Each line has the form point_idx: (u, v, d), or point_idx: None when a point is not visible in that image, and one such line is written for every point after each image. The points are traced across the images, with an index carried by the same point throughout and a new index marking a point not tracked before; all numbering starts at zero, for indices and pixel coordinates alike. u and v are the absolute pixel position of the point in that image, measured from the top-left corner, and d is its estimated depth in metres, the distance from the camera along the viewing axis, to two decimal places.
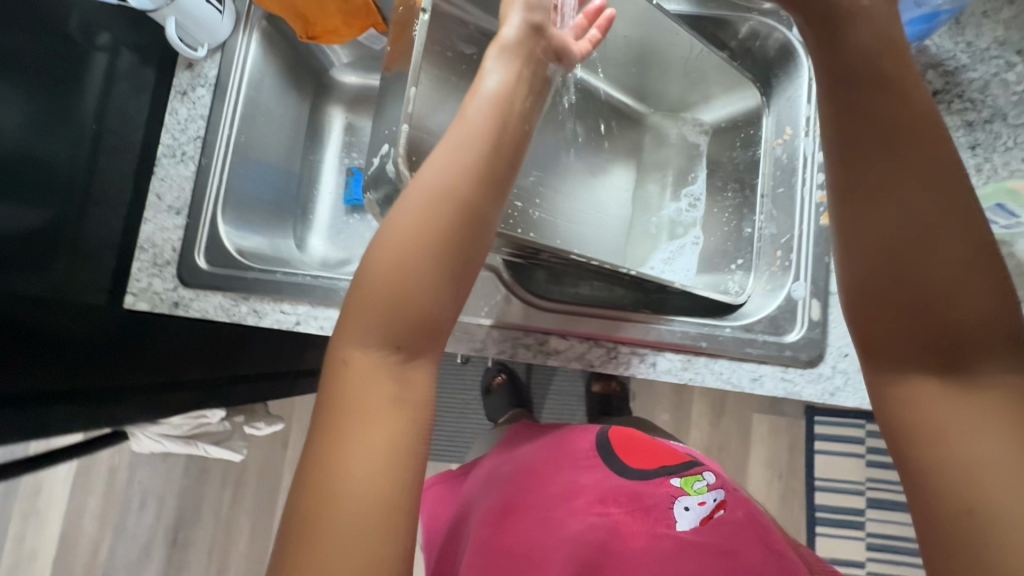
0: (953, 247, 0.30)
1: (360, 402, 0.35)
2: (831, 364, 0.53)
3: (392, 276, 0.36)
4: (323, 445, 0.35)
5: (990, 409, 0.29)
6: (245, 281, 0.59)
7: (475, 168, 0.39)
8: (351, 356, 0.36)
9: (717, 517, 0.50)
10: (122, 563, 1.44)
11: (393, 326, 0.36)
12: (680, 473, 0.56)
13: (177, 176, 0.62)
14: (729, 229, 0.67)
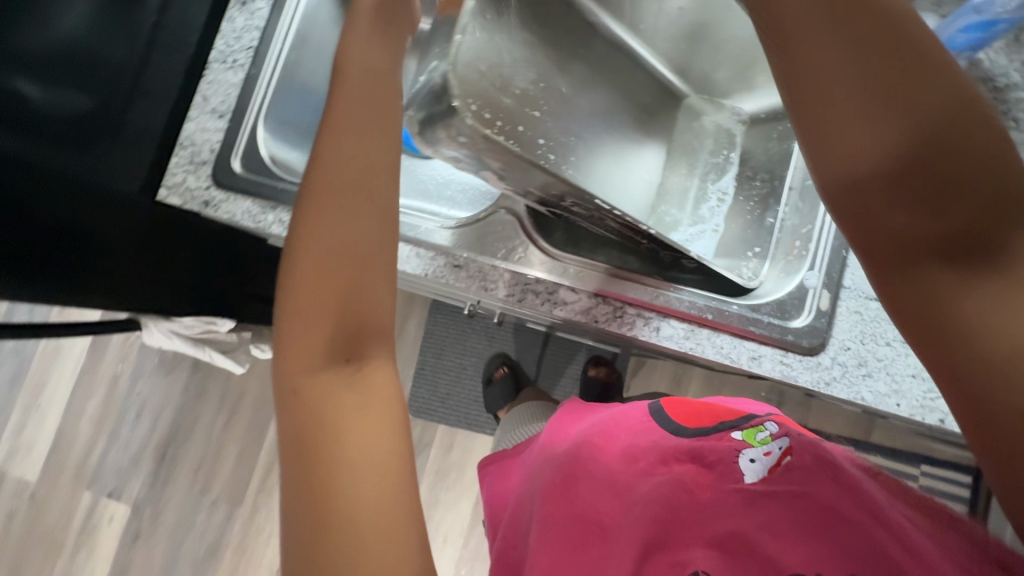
0: (927, 123, 0.32)
1: (327, 408, 0.39)
2: (831, 355, 0.54)
3: (315, 295, 0.41)
4: (308, 450, 0.38)
5: (999, 280, 0.31)
6: (275, 189, 0.62)
7: (362, 173, 0.43)
8: (302, 386, 0.40)
9: (785, 464, 0.47)
10: (111, 469, 1.48)
11: (331, 327, 0.41)
12: (741, 426, 0.54)
13: (225, 81, 0.64)
14: (752, 217, 0.68)
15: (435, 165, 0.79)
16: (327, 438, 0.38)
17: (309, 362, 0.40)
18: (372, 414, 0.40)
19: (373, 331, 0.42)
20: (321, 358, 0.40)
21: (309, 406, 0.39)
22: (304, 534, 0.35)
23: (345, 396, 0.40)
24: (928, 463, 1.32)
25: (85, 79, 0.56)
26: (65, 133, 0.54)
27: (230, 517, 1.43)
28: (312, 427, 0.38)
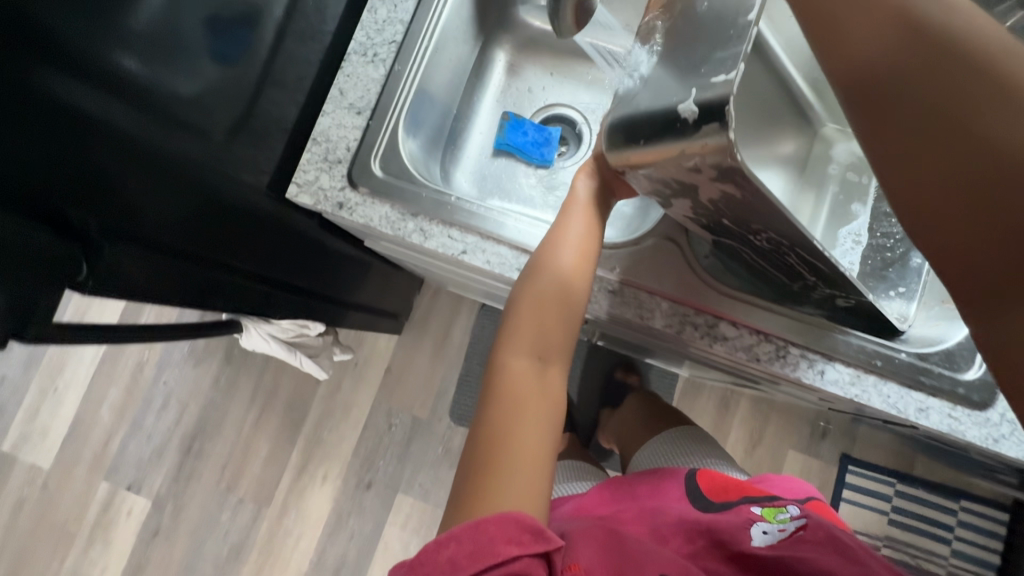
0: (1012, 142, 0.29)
1: (522, 391, 0.49)
2: (1000, 412, 0.52)
3: (534, 315, 0.51)
4: (498, 416, 0.47)
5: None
6: (418, 196, 0.58)
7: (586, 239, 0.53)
8: (504, 364, 0.50)
9: (797, 536, 0.53)
10: (131, 460, 1.41)
11: (534, 337, 0.51)
12: (762, 504, 0.60)
13: (365, 76, 0.60)
14: (892, 256, 0.65)
15: (546, 177, 0.75)
16: (517, 408, 0.48)
17: (513, 349, 0.51)
18: (547, 413, 0.49)
19: (562, 348, 0.52)
20: (520, 351, 0.50)
21: (506, 381, 0.49)
22: (479, 475, 0.44)
23: (531, 382, 0.49)
24: (966, 499, 1.31)
25: (210, 54, 0.51)
26: (181, 115, 0.50)
27: (256, 518, 1.37)
28: (506, 394, 0.49)
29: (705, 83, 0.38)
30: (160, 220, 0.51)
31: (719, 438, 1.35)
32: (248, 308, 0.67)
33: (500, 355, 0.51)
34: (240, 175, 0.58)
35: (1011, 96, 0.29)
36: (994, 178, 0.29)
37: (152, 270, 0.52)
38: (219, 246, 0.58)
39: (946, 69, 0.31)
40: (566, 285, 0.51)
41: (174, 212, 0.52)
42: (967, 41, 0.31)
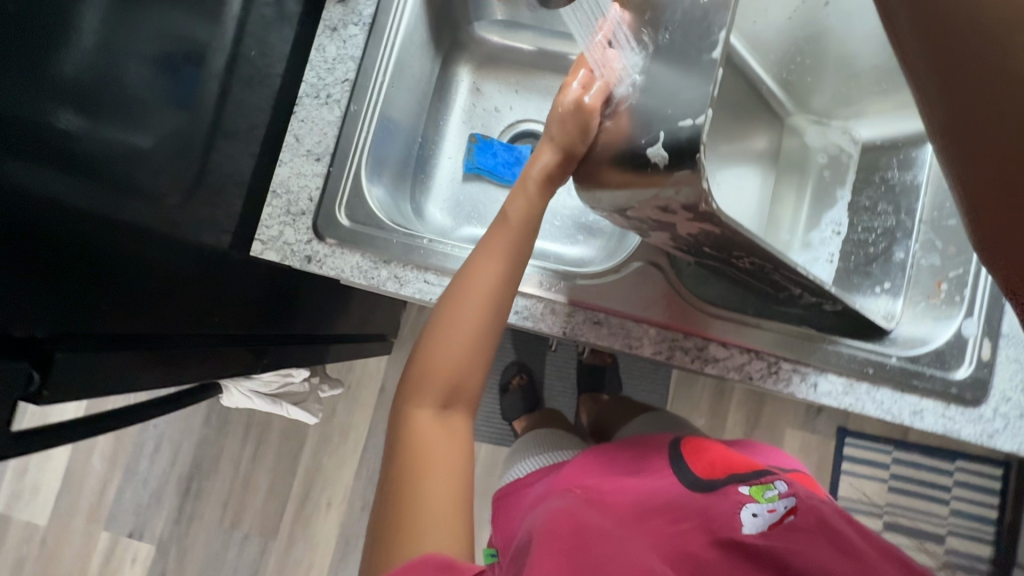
0: None
1: (424, 443, 0.47)
2: (992, 406, 0.52)
3: (438, 365, 0.49)
4: (399, 474, 0.45)
5: None
6: (389, 243, 0.55)
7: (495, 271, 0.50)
8: (406, 415, 0.49)
9: (787, 522, 0.48)
10: (129, 507, 1.38)
11: (439, 386, 0.49)
12: (750, 480, 0.54)
13: (320, 120, 0.57)
14: (875, 251, 0.63)
15: None
16: (417, 460, 0.46)
17: (420, 400, 0.49)
18: (453, 459, 0.47)
19: (466, 393, 0.50)
20: (424, 402, 0.49)
21: (410, 435, 0.47)
22: (375, 542, 0.43)
23: (436, 434, 0.48)
24: (961, 459, 1.34)
25: (152, 113, 0.48)
26: (130, 182, 0.48)
27: (264, 551, 1.36)
28: (407, 449, 0.47)
29: (672, 127, 0.38)
30: (115, 303, 0.48)
31: (718, 423, 1.36)
32: (225, 372, 0.63)
33: (403, 405, 0.49)
34: (200, 237, 0.56)
35: None
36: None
37: (118, 360, 0.48)
38: (183, 316, 0.55)
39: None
40: (473, 326, 0.49)
41: (129, 291, 0.49)
42: None
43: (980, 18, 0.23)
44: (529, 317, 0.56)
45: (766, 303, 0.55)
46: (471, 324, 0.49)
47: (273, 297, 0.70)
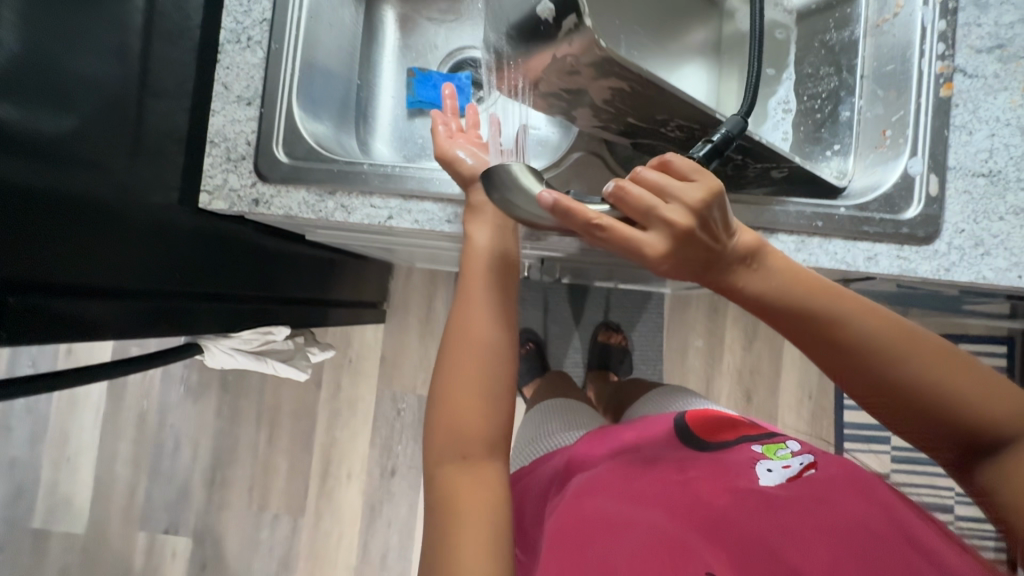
0: (846, 312, 0.45)
1: (454, 497, 0.47)
2: (947, 241, 0.52)
3: (449, 417, 0.50)
4: (436, 538, 0.45)
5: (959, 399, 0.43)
6: (330, 173, 0.56)
7: (491, 311, 0.53)
8: (433, 475, 0.49)
9: (807, 474, 0.53)
10: (160, 504, 1.43)
11: (457, 441, 0.49)
12: (763, 442, 0.60)
13: (244, 64, 0.57)
14: (822, 116, 0.64)
15: None
16: (451, 504, 0.47)
17: (439, 458, 0.50)
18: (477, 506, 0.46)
19: (482, 435, 0.50)
20: (444, 456, 0.49)
21: (442, 494, 0.48)
22: None
23: (466, 484, 0.48)
24: (963, 342, 1.34)
25: (76, 83, 0.50)
26: (67, 152, 0.49)
27: (295, 528, 1.41)
28: (442, 507, 0.47)
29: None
30: (69, 259, 0.49)
31: (715, 342, 1.38)
32: (200, 328, 0.66)
33: (429, 469, 0.50)
34: (150, 198, 0.57)
35: (825, 291, 0.45)
36: (873, 347, 0.44)
37: (73, 312, 0.50)
38: (144, 274, 0.57)
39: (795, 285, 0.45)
40: (478, 366, 0.51)
41: (93, 249, 0.51)
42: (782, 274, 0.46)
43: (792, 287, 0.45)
44: None
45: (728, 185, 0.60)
46: (475, 364, 0.51)
47: (240, 261, 0.71)
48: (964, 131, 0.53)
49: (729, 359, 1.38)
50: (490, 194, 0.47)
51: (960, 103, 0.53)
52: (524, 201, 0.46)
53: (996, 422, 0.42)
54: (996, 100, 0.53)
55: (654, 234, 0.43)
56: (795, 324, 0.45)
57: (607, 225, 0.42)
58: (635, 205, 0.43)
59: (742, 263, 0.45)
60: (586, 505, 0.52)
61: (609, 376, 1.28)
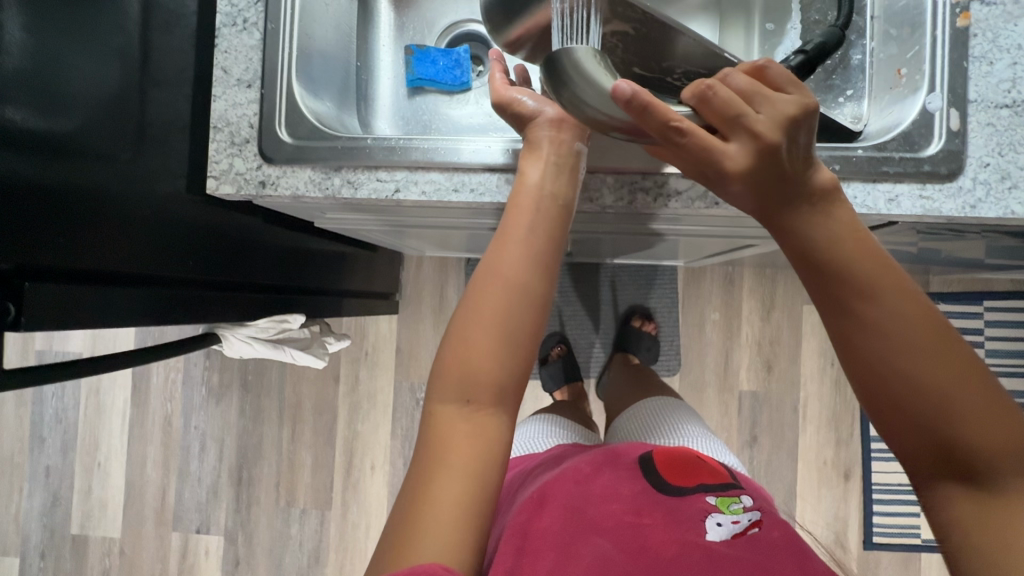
0: (890, 300, 0.45)
1: (449, 440, 0.49)
2: (971, 176, 0.51)
3: (457, 357, 0.50)
4: (423, 474, 0.49)
5: (969, 415, 0.43)
6: (334, 150, 0.56)
7: (530, 255, 0.51)
8: (434, 407, 0.51)
9: (751, 533, 0.58)
10: (191, 504, 1.46)
11: (460, 384, 0.50)
12: (718, 492, 0.65)
13: (242, 47, 0.57)
14: (832, 62, 0.61)
15: (469, 99, 0.73)
16: (440, 455, 0.49)
17: (442, 394, 0.51)
18: (472, 465, 0.49)
19: (486, 387, 0.50)
20: (446, 398, 0.50)
21: (439, 430, 0.50)
22: (399, 529, 0.47)
23: (463, 430, 0.49)
24: (990, 298, 1.30)
25: (74, 77, 0.50)
26: (74, 146, 0.50)
27: (323, 521, 1.42)
28: (435, 442, 0.50)
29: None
30: (79, 246, 0.50)
31: (732, 314, 1.36)
32: (212, 317, 0.67)
33: (429, 400, 0.52)
34: (159, 185, 0.57)
35: (879, 265, 0.45)
36: (903, 335, 0.44)
37: (93, 299, 0.51)
38: (155, 260, 0.57)
39: (841, 259, 0.45)
40: (498, 311, 0.50)
41: (101, 238, 0.52)
42: (834, 246, 0.45)
43: (837, 260, 0.45)
44: (486, 192, 0.56)
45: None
46: (493, 301, 0.50)
47: (247, 247, 0.71)
48: (984, 62, 0.51)
49: (747, 330, 1.36)
50: (558, 91, 0.46)
51: (978, 33, 0.51)
52: (594, 97, 0.44)
53: (989, 452, 0.43)
54: (1017, 27, 0.51)
55: (734, 146, 0.43)
56: (828, 289, 0.46)
57: (688, 130, 0.42)
58: (723, 111, 0.43)
59: (811, 208, 0.45)
60: (541, 523, 0.58)
61: (630, 359, 1.27)
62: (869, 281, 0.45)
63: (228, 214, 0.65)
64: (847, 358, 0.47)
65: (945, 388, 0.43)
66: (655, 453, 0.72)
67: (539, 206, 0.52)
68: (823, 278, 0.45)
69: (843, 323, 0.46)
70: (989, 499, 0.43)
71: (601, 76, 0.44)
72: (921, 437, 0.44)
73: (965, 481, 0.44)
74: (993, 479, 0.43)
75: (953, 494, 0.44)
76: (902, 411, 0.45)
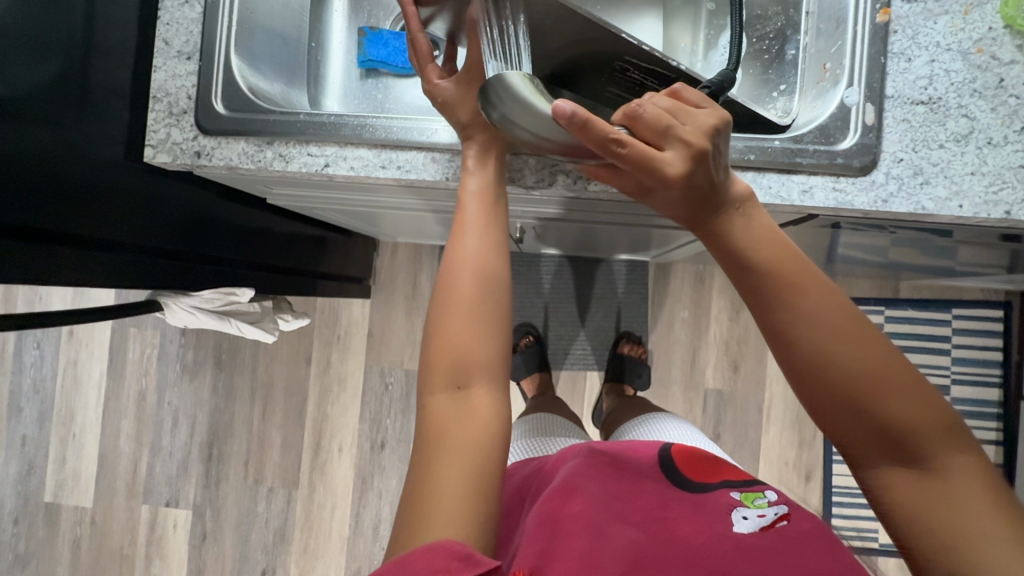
0: (809, 292, 0.43)
1: (445, 426, 0.48)
2: (885, 171, 0.51)
3: (446, 350, 0.50)
4: (424, 461, 0.47)
5: (900, 404, 0.41)
6: (266, 123, 0.57)
7: (487, 244, 0.52)
8: (425, 402, 0.50)
9: (779, 525, 0.55)
10: (162, 478, 1.48)
11: (448, 370, 0.50)
12: (742, 489, 0.63)
13: (183, 19, 0.59)
14: (770, 57, 0.64)
15: (422, 84, 0.74)
16: (438, 441, 0.48)
17: (433, 388, 0.50)
18: (470, 445, 0.47)
19: (478, 367, 0.50)
20: (437, 386, 0.50)
21: (431, 421, 0.49)
22: (401, 531, 0.44)
23: (456, 415, 0.49)
24: (958, 306, 1.30)
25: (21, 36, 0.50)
26: (21, 109, 0.50)
27: (289, 500, 1.44)
28: (431, 435, 0.49)
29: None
30: (23, 203, 0.50)
31: (701, 312, 1.36)
32: (160, 285, 0.68)
33: (421, 395, 0.51)
34: (101, 151, 0.57)
35: (796, 257, 0.44)
36: (829, 327, 0.42)
37: (40, 257, 0.52)
38: (101, 225, 0.58)
39: (763, 251, 0.44)
40: (473, 300, 0.50)
41: (46, 199, 0.52)
42: (753, 241, 0.44)
43: (757, 254, 0.44)
44: (413, 170, 0.57)
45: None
46: (467, 289, 0.51)
47: (199, 220, 0.71)
48: (902, 58, 0.52)
49: (715, 329, 1.36)
50: (490, 112, 0.44)
51: (897, 29, 0.52)
52: (522, 117, 0.43)
53: (921, 426, 0.41)
54: (936, 25, 0.52)
55: (672, 155, 0.41)
56: (754, 279, 0.44)
57: (625, 142, 0.40)
58: (652, 125, 0.41)
59: (739, 209, 0.45)
60: (567, 514, 0.55)
61: (624, 391, 1.26)
62: (788, 272, 0.43)
63: (175, 186, 0.66)
64: (778, 351, 0.44)
65: (874, 371, 0.42)
66: (671, 456, 0.70)
67: (486, 203, 0.53)
68: (749, 274, 0.44)
69: (770, 322, 0.44)
70: (928, 477, 0.41)
71: (528, 92, 0.43)
72: (853, 424, 0.42)
73: (912, 470, 0.41)
74: (936, 464, 0.41)
75: (892, 475, 0.42)
76: (835, 405, 0.42)
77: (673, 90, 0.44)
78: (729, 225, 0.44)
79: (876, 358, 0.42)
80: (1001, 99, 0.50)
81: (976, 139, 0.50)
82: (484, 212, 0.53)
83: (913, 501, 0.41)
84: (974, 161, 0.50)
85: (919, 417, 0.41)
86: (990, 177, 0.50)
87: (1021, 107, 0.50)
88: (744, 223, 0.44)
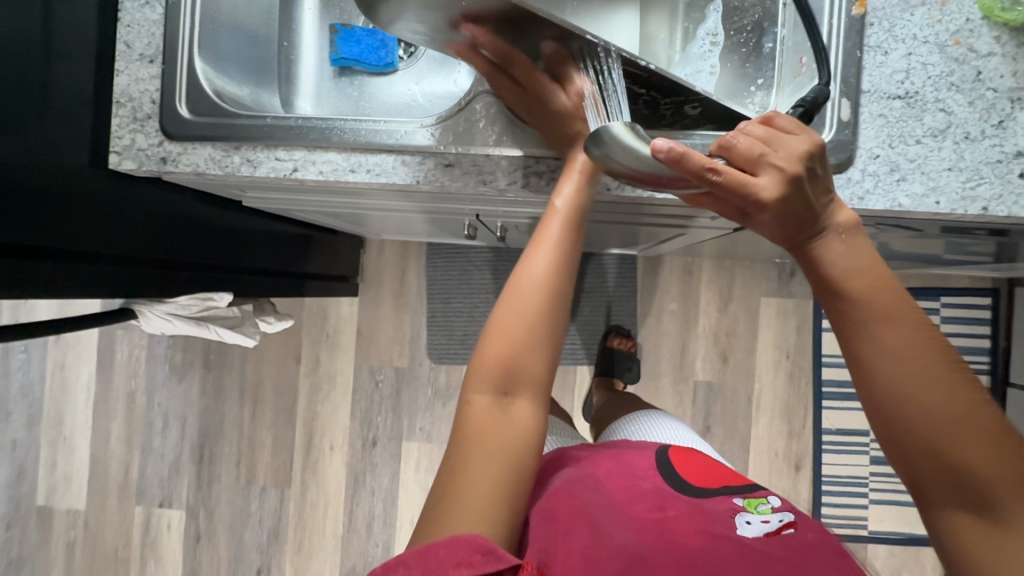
0: (898, 324, 0.43)
1: (484, 428, 0.47)
2: (861, 167, 0.50)
3: (500, 353, 0.48)
4: (458, 455, 0.47)
5: (979, 449, 0.41)
6: (233, 128, 0.56)
7: (564, 267, 0.50)
8: (469, 398, 0.49)
9: (784, 533, 0.54)
10: (153, 480, 1.48)
11: (500, 373, 0.48)
12: (745, 495, 0.62)
13: (144, 22, 0.58)
14: (748, 50, 0.63)
15: (396, 82, 0.72)
16: (474, 441, 0.47)
17: (477, 385, 0.49)
18: (511, 451, 0.47)
19: (527, 377, 0.49)
20: (481, 386, 0.48)
21: (470, 418, 0.48)
22: (429, 522, 0.45)
23: (496, 419, 0.48)
24: (946, 295, 1.30)
25: None
26: None
27: (282, 499, 1.44)
28: (467, 433, 0.48)
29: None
30: None
31: (690, 304, 1.36)
32: (135, 292, 0.66)
33: (462, 390, 0.49)
34: (64, 158, 0.55)
35: (893, 289, 0.44)
36: (913, 360, 0.42)
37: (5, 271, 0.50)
38: (70, 234, 0.56)
39: (857, 281, 0.44)
40: (534, 312, 0.49)
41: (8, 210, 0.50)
42: (844, 272, 0.44)
43: (846, 282, 0.44)
44: (383, 173, 0.56)
45: (646, 125, 0.59)
46: (534, 299, 0.49)
47: (176, 224, 0.70)
48: (879, 51, 0.51)
49: (704, 321, 1.36)
50: (590, 150, 0.46)
51: (874, 21, 0.51)
52: (623, 152, 0.44)
53: (999, 476, 0.40)
54: (913, 17, 0.50)
55: (766, 181, 0.42)
56: (841, 307, 0.44)
57: (722, 170, 0.42)
58: (745, 153, 0.43)
59: (836, 241, 0.45)
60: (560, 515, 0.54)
61: (614, 386, 1.26)
62: (878, 304, 0.43)
63: (148, 190, 0.65)
64: (857, 379, 0.45)
65: (957, 411, 0.41)
66: (671, 459, 0.69)
67: (573, 221, 0.51)
68: (838, 302, 0.45)
69: (852, 348, 0.44)
70: (998, 527, 0.41)
71: (628, 133, 0.45)
72: (925, 461, 0.42)
73: (989, 519, 0.41)
74: (1010, 518, 0.40)
75: (961, 519, 0.42)
76: (909, 440, 0.42)
77: (766, 116, 0.45)
78: (826, 253, 0.44)
79: (961, 398, 0.42)
80: (979, 92, 0.50)
81: (953, 134, 0.50)
82: (568, 229, 0.51)
83: (976, 546, 0.41)
84: (950, 157, 0.50)
85: (1001, 468, 0.41)
86: (967, 173, 0.49)
87: (999, 100, 0.49)
88: (841, 253, 0.44)
